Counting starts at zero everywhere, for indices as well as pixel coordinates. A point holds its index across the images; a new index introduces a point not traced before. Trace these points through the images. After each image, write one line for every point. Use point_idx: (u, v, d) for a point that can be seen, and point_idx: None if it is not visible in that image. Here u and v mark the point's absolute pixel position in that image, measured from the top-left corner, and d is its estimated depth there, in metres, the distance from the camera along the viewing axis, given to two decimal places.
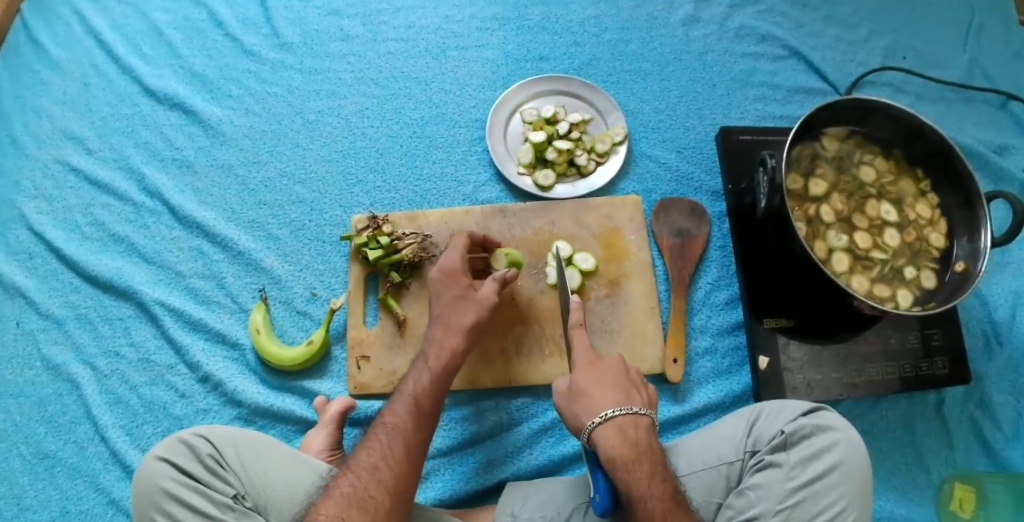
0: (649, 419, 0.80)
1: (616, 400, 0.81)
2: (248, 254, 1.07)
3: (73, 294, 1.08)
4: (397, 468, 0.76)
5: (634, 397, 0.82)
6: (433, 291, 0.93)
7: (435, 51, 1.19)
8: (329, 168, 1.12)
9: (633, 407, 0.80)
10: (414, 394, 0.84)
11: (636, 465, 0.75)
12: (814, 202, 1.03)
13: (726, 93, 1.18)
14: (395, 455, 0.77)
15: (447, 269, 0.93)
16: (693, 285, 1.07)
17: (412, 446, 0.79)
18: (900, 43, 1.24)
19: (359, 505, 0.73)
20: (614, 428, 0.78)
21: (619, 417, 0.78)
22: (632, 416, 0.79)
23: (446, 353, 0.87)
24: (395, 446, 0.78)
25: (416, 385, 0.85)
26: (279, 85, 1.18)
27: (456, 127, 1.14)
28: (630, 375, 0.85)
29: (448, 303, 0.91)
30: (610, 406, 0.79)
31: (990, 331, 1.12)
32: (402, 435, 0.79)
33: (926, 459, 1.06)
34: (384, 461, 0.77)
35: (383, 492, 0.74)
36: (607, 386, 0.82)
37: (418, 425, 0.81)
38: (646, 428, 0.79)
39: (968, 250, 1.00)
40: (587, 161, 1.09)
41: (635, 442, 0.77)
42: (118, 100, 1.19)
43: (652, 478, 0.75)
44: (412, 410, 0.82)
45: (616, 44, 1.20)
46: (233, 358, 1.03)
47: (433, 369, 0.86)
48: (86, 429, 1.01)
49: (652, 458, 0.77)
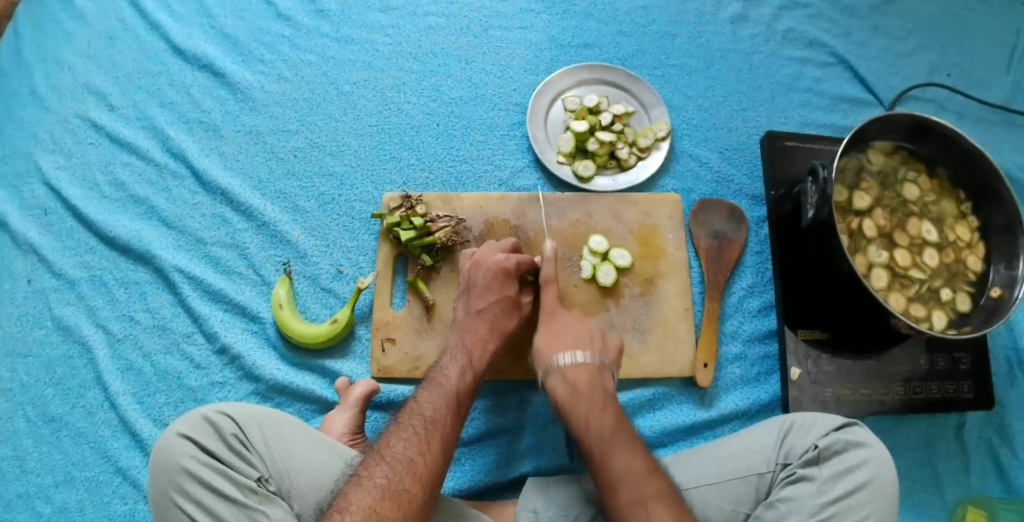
0: (597, 364, 0.86)
1: (563, 346, 0.88)
2: (273, 226, 1.04)
3: (88, 254, 1.04)
4: (433, 463, 0.75)
5: (587, 343, 0.88)
6: (474, 279, 0.91)
7: (477, 30, 1.16)
8: (362, 143, 1.09)
9: (578, 354, 0.86)
10: (451, 388, 0.82)
11: (575, 406, 0.82)
12: (857, 216, 1.01)
13: (770, 96, 1.16)
14: (434, 450, 0.76)
15: (500, 266, 0.91)
16: (727, 290, 1.05)
17: (449, 441, 0.78)
18: (946, 59, 1.23)
19: (393, 496, 0.71)
20: (559, 376, 0.85)
21: (562, 366, 0.86)
22: (574, 365, 0.86)
23: (487, 355, 0.88)
24: (433, 441, 0.76)
25: (453, 378, 0.84)
26: (314, 53, 1.14)
27: (494, 110, 1.11)
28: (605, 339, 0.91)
29: (494, 302, 0.90)
30: (557, 355, 0.87)
31: (1014, 358, 1.12)
32: (440, 429, 0.78)
33: (942, 481, 1.06)
34: (422, 452, 0.75)
35: (417, 485, 0.73)
36: (561, 336, 0.89)
37: (454, 420, 0.80)
38: (589, 372, 0.85)
39: (1005, 277, 0.99)
40: (628, 155, 1.07)
41: (574, 385, 0.84)
42: (144, 56, 1.14)
43: (591, 415, 0.81)
44: (449, 404, 0.81)
45: (662, 38, 1.17)
46: (252, 331, 1.00)
47: (469, 366, 0.85)
48: (96, 394, 0.98)
49: (592, 396, 0.83)
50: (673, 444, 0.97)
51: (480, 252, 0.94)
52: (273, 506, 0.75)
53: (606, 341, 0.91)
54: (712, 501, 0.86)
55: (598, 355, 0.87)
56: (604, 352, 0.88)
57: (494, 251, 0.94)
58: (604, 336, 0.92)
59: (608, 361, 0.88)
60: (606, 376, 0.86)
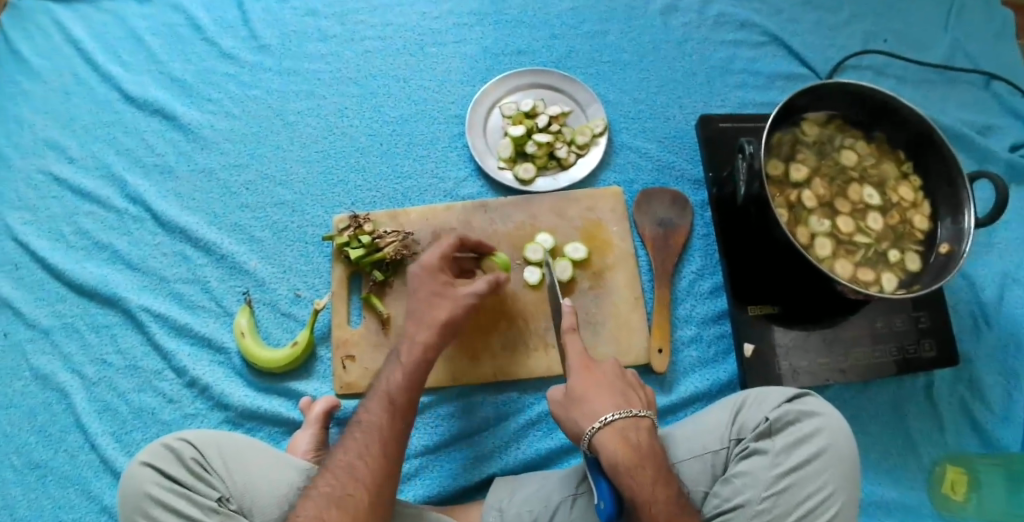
0: (649, 421, 0.79)
1: (613, 404, 0.80)
2: (231, 258, 1.08)
3: (59, 304, 1.09)
4: (374, 465, 0.76)
5: (629, 392, 0.83)
6: (411, 286, 0.93)
7: (413, 48, 1.19)
8: (310, 169, 1.12)
9: (632, 410, 0.79)
10: (386, 389, 0.83)
11: (639, 468, 0.74)
12: (796, 188, 1.02)
13: (705, 82, 1.17)
14: (374, 454, 0.77)
15: (422, 266, 0.93)
16: (677, 275, 1.06)
17: (389, 441, 0.79)
18: (880, 26, 1.24)
19: (337, 504, 0.73)
20: (617, 432, 0.77)
21: (618, 421, 0.77)
22: (631, 419, 0.78)
23: (418, 352, 0.86)
24: (372, 444, 0.78)
25: (388, 381, 0.84)
26: (258, 88, 1.18)
27: (435, 124, 1.14)
28: (627, 378, 0.85)
29: (422, 302, 0.91)
30: (607, 410, 0.79)
31: (978, 312, 1.12)
32: (377, 432, 0.79)
33: (916, 442, 1.06)
34: (363, 455, 0.77)
35: (361, 489, 0.74)
36: (600, 382, 0.82)
37: (394, 420, 0.81)
38: (646, 431, 0.78)
39: (951, 232, 1.00)
40: (567, 154, 1.08)
41: (637, 446, 0.76)
42: (98, 107, 1.19)
43: (657, 482, 0.74)
44: (384, 407, 0.81)
45: (594, 36, 1.20)
46: (219, 362, 1.04)
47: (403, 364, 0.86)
48: (77, 438, 1.02)
49: (655, 461, 0.75)
50: None
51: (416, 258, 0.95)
52: None
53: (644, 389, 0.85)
54: None
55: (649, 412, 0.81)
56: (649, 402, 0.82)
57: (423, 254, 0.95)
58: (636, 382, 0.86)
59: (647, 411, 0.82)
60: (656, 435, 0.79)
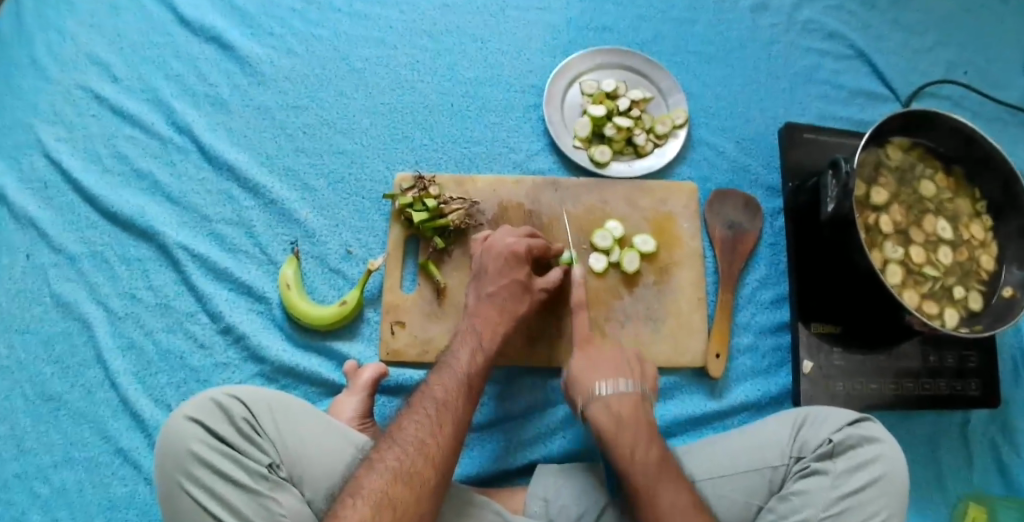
0: (637, 393, 0.85)
1: (605, 377, 0.86)
2: (281, 204, 1.01)
3: (89, 230, 1.01)
4: (446, 445, 0.73)
5: (627, 373, 0.87)
6: (485, 266, 0.89)
7: (493, 9, 1.12)
8: (374, 121, 1.05)
9: (618, 384, 0.85)
10: (462, 368, 0.80)
11: (619, 436, 0.81)
12: (874, 211, 0.99)
13: (788, 87, 1.14)
14: (446, 434, 0.74)
15: (511, 251, 0.89)
16: (740, 281, 1.04)
17: (461, 424, 0.76)
18: (962, 57, 1.22)
19: (406, 479, 0.69)
20: (601, 405, 0.84)
21: (606, 396, 0.84)
22: (618, 394, 0.84)
23: (498, 338, 0.85)
24: (445, 424, 0.74)
25: (464, 360, 0.82)
26: (325, 28, 1.10)
27: (510, 91, 1.07)
28: (631, 355, 0.90)
29: (505, 286, 0.88)
30: (600, 384, 0.85)
31: (1019, 357, 1.12)
32: (451, 412, 0.76)
33: (944, 476, 1.07)
34: (438, 430, 0.74)
35: (431, 468, 0.71)
36: (600, 367, 0.87)
37: (467, 404, 0.78)
38: (632, 401, 0.84)
39: (1017, 277, 1.00)
40: (645, 141, 1.04)
41: (617, 416, 0.82)
42: (149, 25, 1.10)
43: (636, 446, 0.80)
44: (460, 388, 0.78)
45: (682, 23, 1.14)
46: (259, 311, 0.99)
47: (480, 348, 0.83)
48: (96, 373, 0.96)
49: (634, 428, 0.82)
50: (683, 434, 0.97)
51: (495, 236, 0.92)
52: (283, 493, 0.74)
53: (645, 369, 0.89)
54: (726, 493, 0.85)
55: (639, 384, 0.86)
56: (646, 379, 0.86)
57: (505, 236, 0.92)
58: (641, 364, 0.90)
59: (649, 389, 0.87)
60: (648, 407, 0.85)
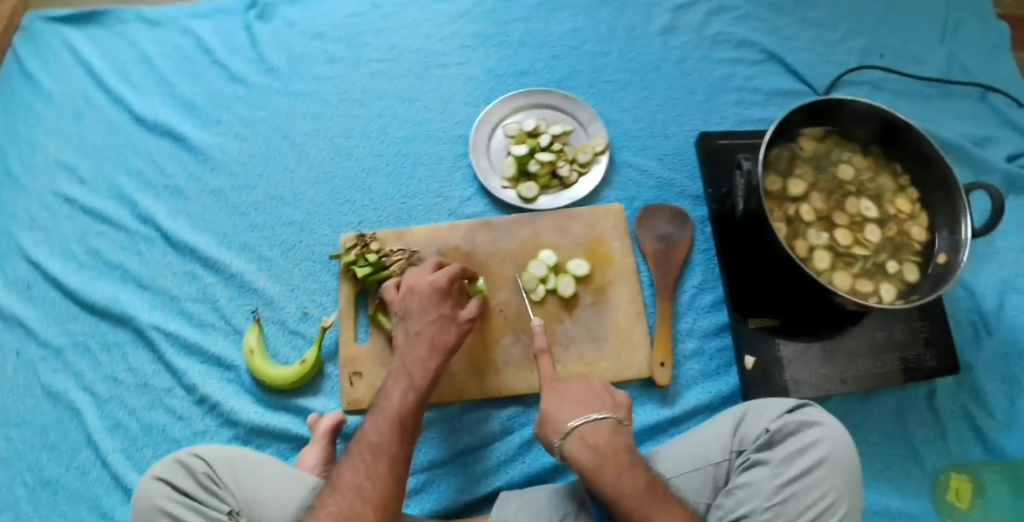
0: (612, 421, 0.79)
1: (576, 410, 0.81)
2: (241, 276, 1.10)
3: (72, 322, 1.11)
4: (383, 485, 0.78)
5: (597, 403, 0.82)
6: (410, 305, 0.94)
7: (418, 70, 1.21)
8: (318, 190, 1.14)
9: (591, 414, 0.79)
10: (394, 406, 0.85)
11: (602, 469, 0.75)
12: (793, 202, 1.02)
13: (704, 99, 1.20)
14: (381, 475, 0.79)
15: (435, 286, 0.94)
16: (679, 289, 1.08)
17: (396, 464, 0.80)
18: (876, 42, 1.26)
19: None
20: (577, 440, 0.78)
21: (580, 428, 0.78)
22: (591, 424, 0.78)
23: (429, 373, 0.89)
24: (380, 465, 0.79)
25: (396, 399, 0.86)
26: (267, 110, 1.20)
27: (440, 144, 1.16)
28: (594, 383, 0.84)
29: (431, 322, 0.92)
30: (570, 417, 0.79)
31: (979, 320, 1.11)
32: (386, 453, 0.80)
33: (918, 449, 1.05)
34: (370, 474, 0.78)
35: (370, 508, 0.76)
36: (575, 397, 0.82)
37: (401, 443, 0.83)
38: (607, 431, 0.78)
39: (949, 241, 0.98)
40: (569, 172, 1.11)
41: (595, 448, 0.77)
42: (110, 129, 1.22)
43: (622, 477, 0.74)
44: (392, 428, 0.83)
45: (595, 57, 1.22)
46: (228, 379, 1.06)
47: (411, 383, 0.88)
48: (88, 455, 1.04)
49: (614, 457, 0.76)
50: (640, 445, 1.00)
51: (412, 277, 0.97)
52: None
53: (617, 396, 0.83)
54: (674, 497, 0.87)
55: (614, 412, 0.81)
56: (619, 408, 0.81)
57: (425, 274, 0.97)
58: (612, 392, 0.84)
59: (625, 416, 0.82)
60: (625, 433, 0.80)
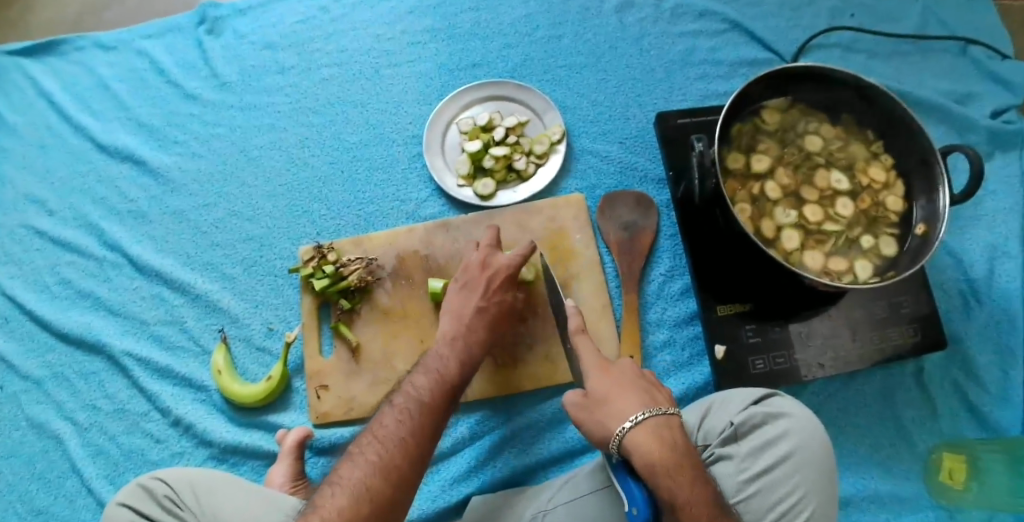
0: (674, 418, 0.76)
1: (640, 402, 0.77)
2: (205, 296, 1.09)
3: (48, 353, 1.12)
4: (423, 438, 0.76)
5: (652, 399, 0.78)
6: (479, 279, 0.93)
7: (368, 72, 1.19)
8: (275, 204, 1.14)
9: (646, 411, 0.76)
10: (435, 377, 0.82)
11: (678, 469, 0.71)
12: (758, 180, 0.97)
13: (665, 77, 1.15)
14: (423, 429, 0.77)
15: (510, 270, 0.93)
16: (646, 279, 1.05)
17: (438, 422, 0.79)
18: (847, 1, 1.19)
19: (385, 471, 0.72)
20: (650, 431, 0.74)
21: (651, 419, 0.75)
22: (662, 417, 0.75)
23: (478, 344, 0.89)
24: (424, 420, 0.77)
25: (437, 371, 0.84)
26: (221, 125, 1.19)
27: (394, 147, 1.15)
28: (647, 377, 0.82)
29: (495, 304, 0.92)
30: (638, 409, 0.76)
31: (968, 289, 1.06)
32: (430, 409, 0.79)
33: (908, 429, 1.02)
34: (410, 441, 0.75)
35: (407, 461, 0.74)
36: (629, 389, 0.79)
37: (444, 402, 0.81)
38: (676, 429, 0.75)
39: (927, 211, 0.93)
40: (526, 165, 1.08)
41: (674, 444, 0.73)
42: (73, 158, 1.22)
43: (693, 485, 0.71)
44: (439, 388, 0.81)
45: (549, 41, 1.18)
46: (201, 399, 1.06)
47: (452, 360, 0.85)
48: (74, 482, 1.06)
49: (690, 460, 0.73)
50: None
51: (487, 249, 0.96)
52: None
53: (664, 392, 0.81)
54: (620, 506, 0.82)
55: (672, 408, 0.78)
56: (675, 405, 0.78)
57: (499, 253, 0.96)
58: (659, 388, 0.81)
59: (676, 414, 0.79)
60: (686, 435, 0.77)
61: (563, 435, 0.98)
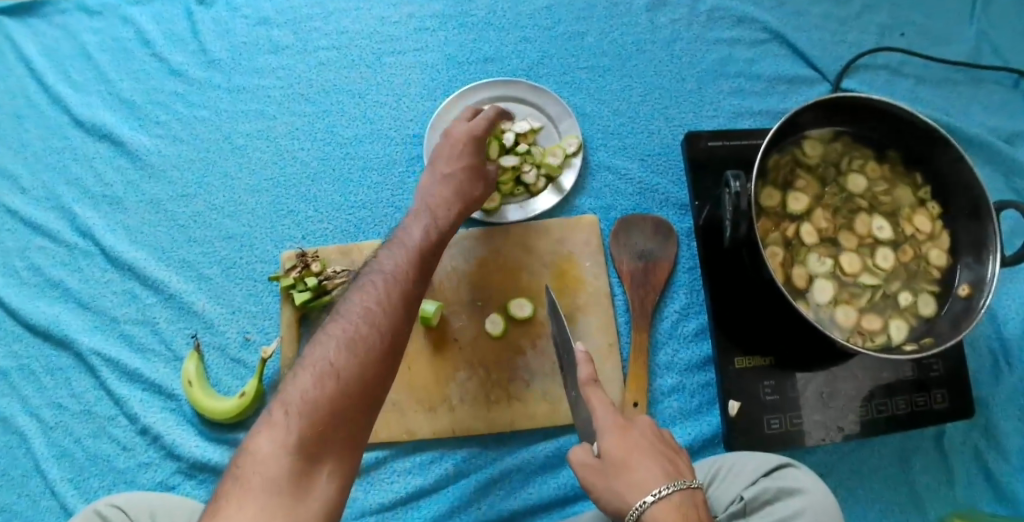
0: (698, 493, 0.66)
1: (661, 472, 0.66)
2: (179, 297, 1.01)
3: (15, 343, 1.05)
4: (388, 296, 0.70)
5: (673, 466, 0.68)
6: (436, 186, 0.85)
7: (369, 59, 1.08)
8: (260, 199, 1.04)
9: (670, 484, 0.65)
10: (367, 327, 0.67)
11: None
12: (792, 221, 0.86)
13: (696, 88, 1.03)
14: (386, 297, 0.70)
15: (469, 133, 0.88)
16: (658, 315, 0.95)
17: (406, 287, 0.72)
18: (896, 17, 1.06)
19: (325, 378, 0.63)
20: (675, 509, 0.64)
21: (677, 495, 0.64)
22: (688, 492, 0.65)
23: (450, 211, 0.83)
24: (391, 286, 0.71)
25: (368, 320, 0.67)
26: (207, 108, 1.09)
27: (392, 145, 1.04)
28: (665, 439, 0.72)
29: (461, 168, 0.86)
30: (660, 481, 0.65)
31: (998, 349, 0.96)
32: (399, 275, 0.72)
33: (922, 499, 0.92)
34: (362, 341, 0.66)
35: (354, 354, 0.65)
36: (648, 453, 0.68)
37: (415, 271, 0.74)
38: (702, 508, 0.65)
39: (972, 273, 0.81)
40: (536, 179, 0.96)
41: None
42: (49, 133, 1.12)
43: None
44: (410, 258, 0.75)
45: (569, 38, 1.06)
46: (170, 408, 0.99)
47: (353, 346, 0.65)
48: (37, 483, 0.99)
49: None
50: None
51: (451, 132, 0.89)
52: None
53: (681, 457, 0.71)
54: None
55: (694, 481, 0.68)
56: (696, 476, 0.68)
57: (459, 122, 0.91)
58: (676, 451, 0.71)
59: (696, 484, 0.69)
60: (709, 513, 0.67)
61: (555, 480, 0.90)
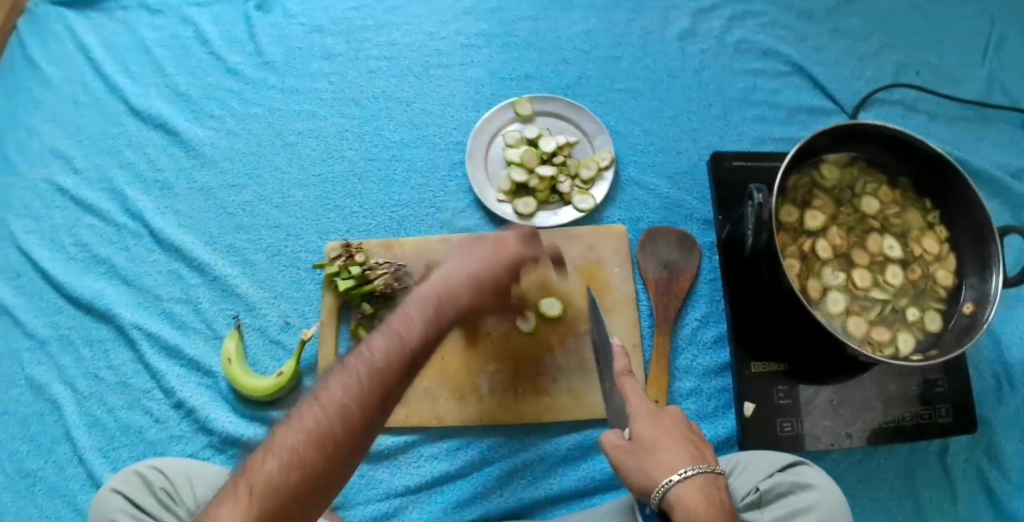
0: (720, 477, 0.71)
1: (686, 456, 0.71)
2: (223, 280, 1.06)
3: (57, 314, 1.08)
4: (371, 386, 0.65)
5: (697, 452, 0.73)
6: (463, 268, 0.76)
7: (417, 70, 1.16)
8: (307, 193, 1.10)
9: (694, 467, 0.70)
10: (339, 419, 0.63)
11: None
12: (810, 237, 0.93)
13: (723, 114, 1.11)
14: (367, 387, 0.65)
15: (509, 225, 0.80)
16: (679, 321, 1.01)
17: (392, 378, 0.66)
18: (912, 57, 1.15)
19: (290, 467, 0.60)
20: (697, 489, 0.68)
21: (699, 477, 0.69)
22: (710, 475, 0.70)
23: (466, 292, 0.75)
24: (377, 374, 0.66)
25: (342, 411, 0.63)
26: (260, 106, 1.16)
27: (436, 150, 1.11)
28: (693, 428, 0.76)
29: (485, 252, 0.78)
30: (684, 464, 0.70)
31: (1001, 372, 1.03)
32: (389, 364, 0.67)
33: (926, 512, 0.97)
34: (333, 435, 0.62)
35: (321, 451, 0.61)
36: (674, 439, 0.73)
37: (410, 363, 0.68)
38: (722, 491, 0.70)
39: (976, 292, 0.88)
40: (570, 189, 1.04)
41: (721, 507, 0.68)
42: (104, 119, 1.18)
43: None
44: (409, 343, 0.69)
45: (606, 62, 1.14)
46: (206, 385, 1.03)
47: (319, 439, 0.62)
48: (66, 450, 1.01)
49: None
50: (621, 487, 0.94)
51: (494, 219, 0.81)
52: None
53: (706, 446, 0.75)
54: None
55: (717, 467, 0.72)
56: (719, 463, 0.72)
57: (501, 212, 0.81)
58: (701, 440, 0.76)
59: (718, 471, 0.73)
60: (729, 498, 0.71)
61: (575, 472, 0.95)
